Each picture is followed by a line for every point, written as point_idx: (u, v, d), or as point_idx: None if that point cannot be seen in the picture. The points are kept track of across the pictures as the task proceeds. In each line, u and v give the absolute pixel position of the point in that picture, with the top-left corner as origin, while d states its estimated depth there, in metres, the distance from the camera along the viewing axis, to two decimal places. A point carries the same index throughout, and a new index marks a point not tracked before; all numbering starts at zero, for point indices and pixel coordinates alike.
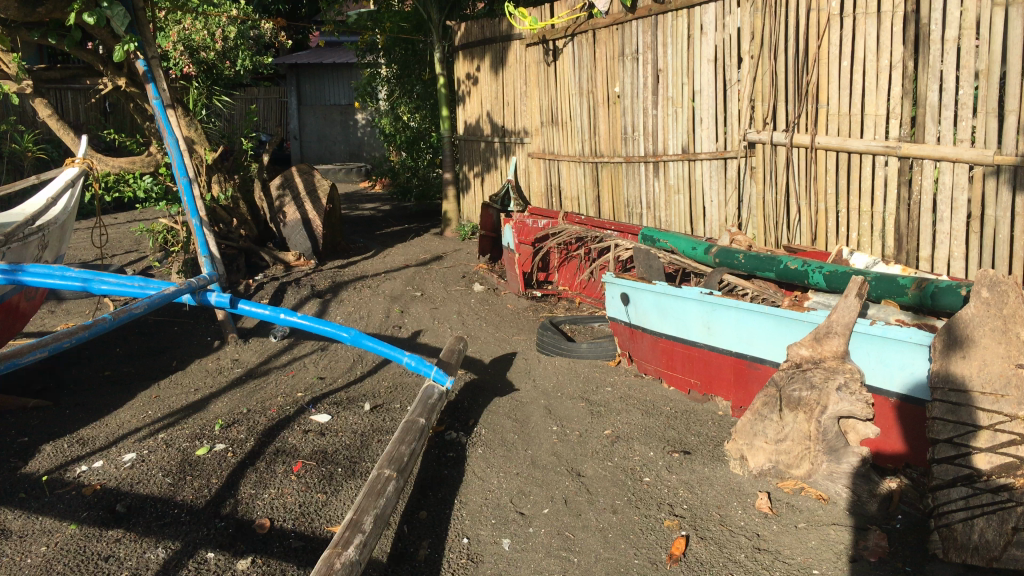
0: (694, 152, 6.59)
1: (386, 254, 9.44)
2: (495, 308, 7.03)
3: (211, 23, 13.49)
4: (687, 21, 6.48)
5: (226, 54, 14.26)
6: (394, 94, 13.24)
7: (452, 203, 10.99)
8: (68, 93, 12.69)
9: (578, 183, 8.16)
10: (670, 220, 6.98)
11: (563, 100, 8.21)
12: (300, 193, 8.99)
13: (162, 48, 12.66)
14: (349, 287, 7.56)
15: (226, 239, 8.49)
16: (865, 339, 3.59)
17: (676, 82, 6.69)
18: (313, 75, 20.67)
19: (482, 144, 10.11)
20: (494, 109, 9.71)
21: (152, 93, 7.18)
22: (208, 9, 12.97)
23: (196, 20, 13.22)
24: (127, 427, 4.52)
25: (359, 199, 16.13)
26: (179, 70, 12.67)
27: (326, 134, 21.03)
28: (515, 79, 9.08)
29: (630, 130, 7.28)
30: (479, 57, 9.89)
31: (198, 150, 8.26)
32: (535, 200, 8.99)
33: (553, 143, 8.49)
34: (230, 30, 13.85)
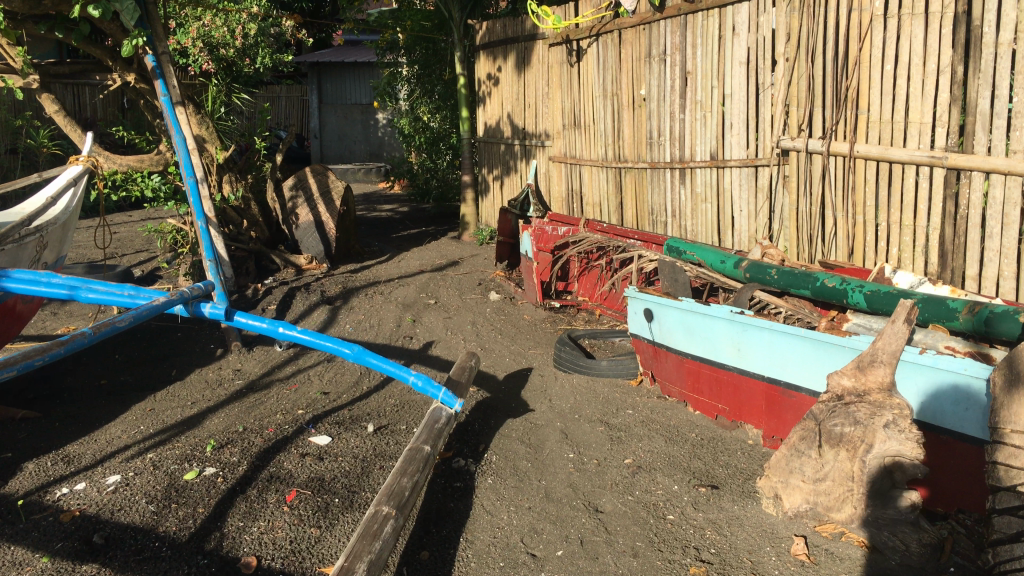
0: (723, 159, 6.26)
1: (401, 259, 9.17)
2: (511, 319, 6.73)
3: (230, 19, 13.25)
4: (718, 21, 6.14)
5: (247, 54, 13.72)
6: (414, 94, 12.97)
7: (471, 207, 10.70)
8: (86, 89, 12.60)
9: (600, 189, 7.84)
10: (696, 230, 6.65)
11: (586, 102, 7.90)
12: (313, 194, 8.74)
13: (180, 44, 12.45)
14: (360, 294, 7.29)
15: (236, 241, 8.25)
16: (915, 369, 3.31)
17: (705, 85, 6.36)
18: (334, 74, 20.46)
19: (502, 147, 9.81)
20: (515, 110, 9.41)
21: (160, 89, 6.94)
22: (227, 5, 12.79)
23: (217, 15, 12.99)
24: (116, 445, 4.26)
25: (377, 200, 15.89)
26: (198, 67, 12.43)
27: (346, 133, 20.83)
28: (537, 80, 8.77)
29: (655, 135, 6.96)
30: (500, 57, 9.59)
31: (208, 148, 8.06)
32: (555, 206, 8.69)
33: (575, 147, 8.18)
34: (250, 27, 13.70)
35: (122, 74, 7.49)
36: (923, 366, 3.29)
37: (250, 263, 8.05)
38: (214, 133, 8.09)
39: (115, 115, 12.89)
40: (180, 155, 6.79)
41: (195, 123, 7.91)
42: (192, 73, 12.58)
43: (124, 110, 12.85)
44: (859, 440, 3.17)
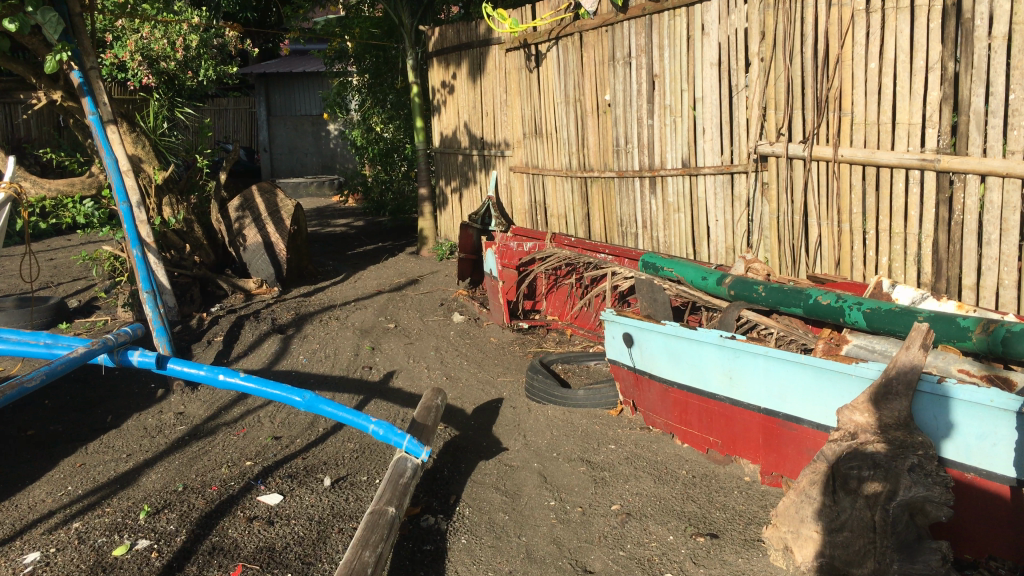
0: (695, 166, 5.92)
1: (357, 278, 8.71)
2: (476, 342, 6.32)
3: (171, 31, 12.65)
4: (686, 20, 5.81)
5: (188, 65, 13.22)
6: (366, 104, 12.50)
7: (429, 220, 10.27)
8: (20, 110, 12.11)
9: (565, 200, 7.47)
10: (669, 241, 6.31)
11: (547, 110, 7.53)
12: (261, 214, 8.24)
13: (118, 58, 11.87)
14: (314, 319, 6.84)
15: (179, 267, 7.72)
16: (934, 401, 2.95)
17: (674, 89, 6.02)
18: (283, 85, 19.88)
19: (459, 157, 9.40)
20: (472, 119, 9.00)
21: (89, 107, 6.51)
22: (168, 16, 12.25)
23: (157, 28, 12.39)
24: (37, 513, 3.78)
25: (331, 214, 15.38)
26: (137, 82, 11.86)
27: (297, 146, 20.25)
28: (494, 87, 8.38)
29: (622, 142, 6.61)
30: (455, 64, 9.19)
31: (145, 168, 7.68)
32: (517, 218, 8.30)
33: (537, 156, 7.79)
34: (191, 38, 13.07)
35: (48, 91, 6.94)
36: (941, 396, 2.93)
37: (195, 290, 7.54)
38: (152, 153, 7.74)
39: (51, 135, 12.28)
40: (112, 178, 6.33)
41: (129, 142, 7.52)
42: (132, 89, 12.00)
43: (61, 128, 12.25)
44: (880, 485, 2.89)
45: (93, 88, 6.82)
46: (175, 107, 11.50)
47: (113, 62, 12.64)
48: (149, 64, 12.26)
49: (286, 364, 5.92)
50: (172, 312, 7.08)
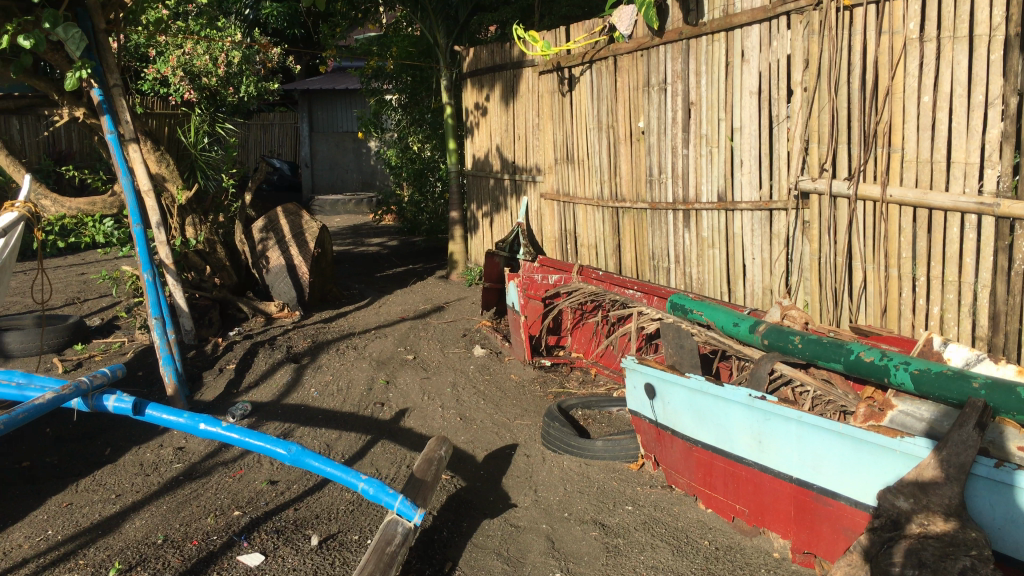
0: (732, 200, 5.57)
1: (382, 304, 8.48)
2: (495, 379, 6.00)
3: (213, 48, 12.39)
4: (725, 45, 5.48)
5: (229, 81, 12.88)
6: (402, 124, 12.33)
7: (459, 244, 10.02)
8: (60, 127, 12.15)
9: (596, 229, 7.15)
10: (703, 278, 5.95)
11: (579, 135, 7.23)
12: (285, 236, 8.06)
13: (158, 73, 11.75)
14: (331, 348, 6.60)
15: (199, 288, 7.55)
16: (990, 487, 2.71)
17: (711, 118, 5.68)
18: (325, 101, 19.84)
19: (491, 181, 9.14)
20: (505, 143, 8.74)
21: (108, 126, 6.39)
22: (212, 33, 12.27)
23: (198, 42, 12.12)
24: (9, 562, 3.55)
25: (366, 232, 15.21)
26: (177, 96, 11.69)
27: (337, 162, 20.18)
28: (527, 110, 8.12)
29: (656, 172, 6.29)
30: (488, 85, 8.96)
31: (168, 187, 7.50)
32: (547, 246, 8.00)
33: (569, 183, 7.50)
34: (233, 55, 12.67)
35: (71, 108, 6.82)
36: (1001, 483, 2.69)
37: (215, 312, 7.36)
38: (177, 172, 7.52)
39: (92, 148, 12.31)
40: (126, 199, 6.17)
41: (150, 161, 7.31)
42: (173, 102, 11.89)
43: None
44: None
45: (116, 106, 6.70)
46: (216, 121, 11.46)
47: (154, 76, 12.58)
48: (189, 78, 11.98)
49: (297, 397, 5.68)
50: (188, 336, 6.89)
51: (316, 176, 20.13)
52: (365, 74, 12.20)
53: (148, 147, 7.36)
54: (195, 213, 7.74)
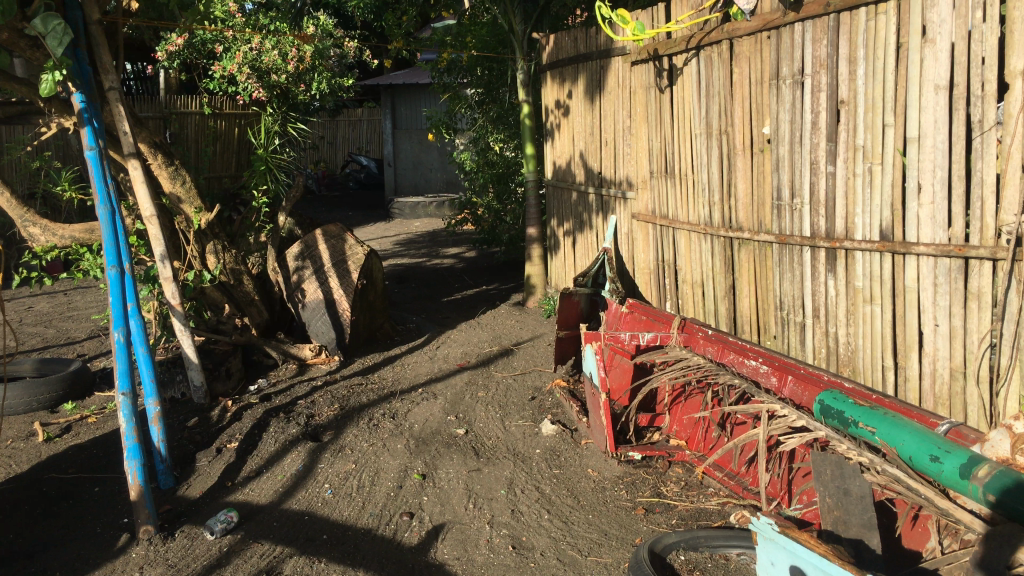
0: (903, 240, 3.92)
1: (440, 344, 7.09)
2: (567, 473, 4.50)
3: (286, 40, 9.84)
4: (895, 19, 3.84)
5: (301, 77, 9.99)
6: (478, 124, 10.89)
7: (538, 266, 8.53)
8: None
9: (703, 264, 5.55)
10: (853, 341, 4.31)
11: (681, 143, 5.65)
12: (323, 265, 6.76)
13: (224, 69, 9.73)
14: (362, 417, 5.24)
15: (216, 331, 6.30)
16: None
17: (873, 123, 4.03)
18: (408, 97, 18.51)
19: (575, 194, 7.61)
20: (589, 148, 7.22)
21: (86, 141, 5.06)
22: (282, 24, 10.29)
23: (268, 36, 9.64)
24: None
25: (445, 241, 13.83)
26: (244, 97, 9.76)
27: (422, 160, 18.78)
28: (617, 109, 6.57)
29: (787, 193, 4.67)
30: (571, 79, 7.44)
31: (182, 210, 6.26)
32: (639, 277, 6.44)
33: (667, 204, 5.92)
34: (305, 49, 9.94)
35: (58, 117, 5.64)
36: None
37: (234, 361, 6.10)
38: (193, 191, 6.27)
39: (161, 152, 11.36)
40: (100, 232, 4.81)
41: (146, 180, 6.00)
42: (243, 101, 10.38)
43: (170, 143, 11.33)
44: None
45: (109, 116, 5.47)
46: (286, 121, 10.26)
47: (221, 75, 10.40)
48: (258, 76, 9.76)
49: (303, 498, 4.31)
50: (200, 395, 5.63)
51: (400, 175, 18.77)
52: (437, 67, 10.80)
53: (159, 162, 6.13)
54: (216, 238, 6.49)
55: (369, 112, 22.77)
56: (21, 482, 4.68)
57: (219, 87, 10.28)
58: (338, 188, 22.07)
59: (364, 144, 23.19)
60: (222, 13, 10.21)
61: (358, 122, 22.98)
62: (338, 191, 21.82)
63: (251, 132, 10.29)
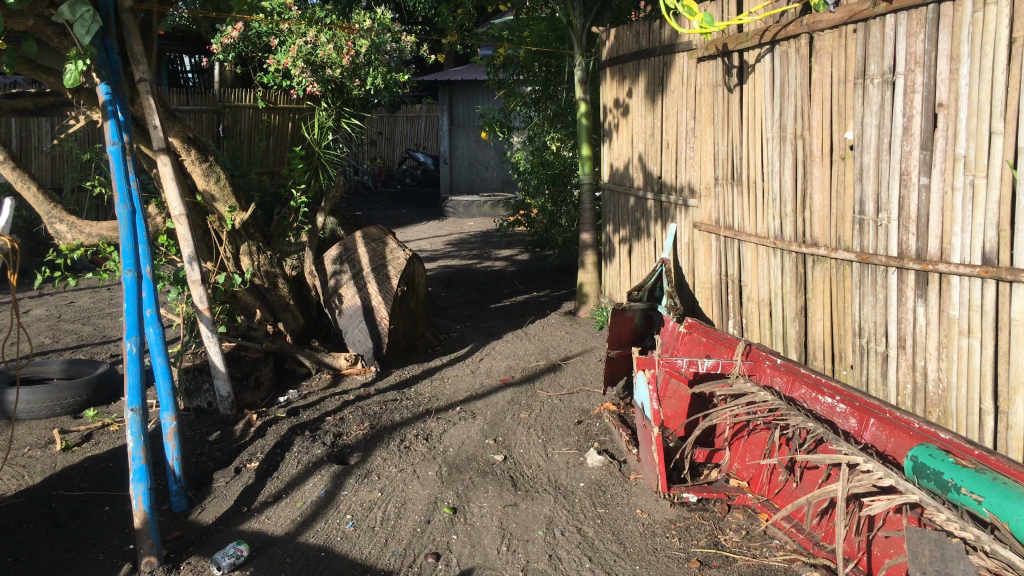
0: (1011, 266, 3.39)
1: (483, 355, 6.68)
2: (612, 513, 4.05)
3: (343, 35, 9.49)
4: (1009, 8, 3.31)
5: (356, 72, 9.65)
6: (534, 123, 10.46)
7: (591, 273, 8.08)
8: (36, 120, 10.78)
9: (771, 281, 5.04)
10: (945, 378, 3.79)
11: (750, 147, 5.14)
12: (362, 269, 6.41)
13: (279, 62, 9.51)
14: (392, 438, 4.85)
15: (247, 337, 5.98)
16: None
17: (978, 129, 3.51)
18: (466, 93, 18.12)
19: (632, 199, 7.14)
20: (649, 150, 6.74)
21: (109, 135, 4.70)
22: (335, 17, 9.99)
23: (324, 29, 9.25)
24: None
25: (498, 243, 13.43)
26: (299, 92, 9.48)
27: (478, 158, 18.41)
28: (679, 109, 6.09)
29: (871, 206, 4.16)
30: (631, 76, 6.97)
31: (216, 208, 5.98)
32: (698, 291, 5.95)
33: (732, 213, 5.42)
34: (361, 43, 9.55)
35: (86, 109, 5.38)
36: None
37: (265, 369, 5.77)
38: (228, 189, 5.99)
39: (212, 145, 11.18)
40: (119, 232, 4.50)
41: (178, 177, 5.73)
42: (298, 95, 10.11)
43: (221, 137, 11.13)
44: None
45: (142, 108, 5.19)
46: (341, 117, 9.99)
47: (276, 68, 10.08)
48: (313, 70, 9.51)
49: (321, 530, 3.94)
50: (226, 405, 5.33)
51: (456, 173, 18.40)
52: (493, 63, 10.41)
53: (193, 158, 5.84)
54: (252, 238, 6.19)
55: (427, 108, 22.50)
56: (28, 497, 4.40)
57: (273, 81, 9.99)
58: (395, 184, 21.83)
59: (422, 140, 22.93)
60: (276, 5, 9.95)
61: (416, 117, 22.72)
62: (395, 187, 21.59)
63: (305, 127, 10.05)
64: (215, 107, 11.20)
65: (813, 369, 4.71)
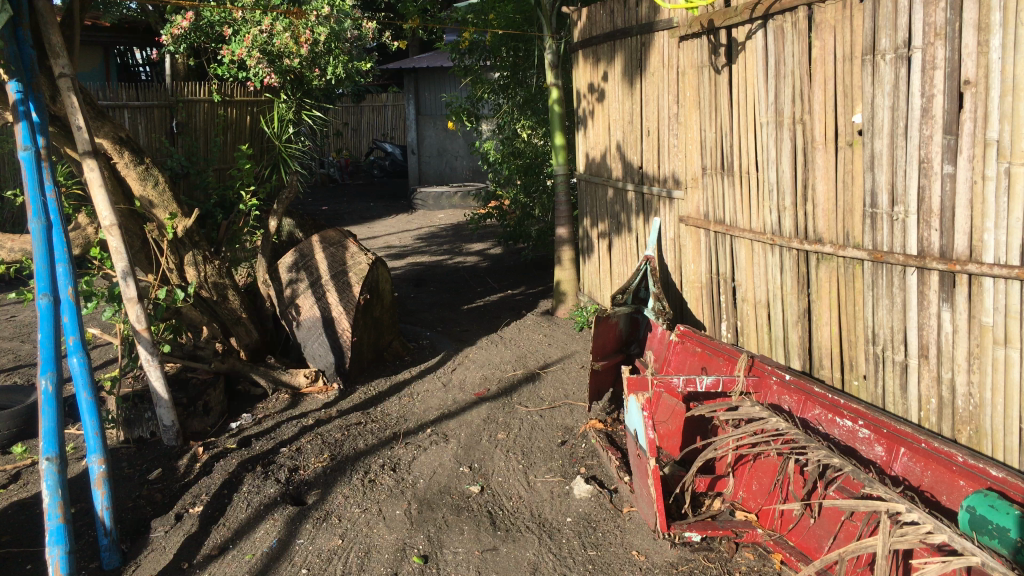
0: None
1: (456, 366, 6.17)
2: (605, 555, 3.56)
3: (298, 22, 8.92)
4: None
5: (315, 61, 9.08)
6: (502, 110, 9.91)
7: (569, 270, 7.58)
8: None
9: (769, 282, 4.57)
10: (978, 392, 3.33)
11: (742, 134, 4.66)
12: (320, 276, 5.87)
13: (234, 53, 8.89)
14: (355, 471, 4.34)
15: (193, 357, 5.43)
16: None
17: (1014, 109, 3.05)
18: (432, 81, 17.50)
19: (610, 191, 6.64)
20: (628, 138, 6.25)
21: (20, 139, 4.09)
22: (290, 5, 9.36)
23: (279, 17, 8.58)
24: None
25: (469, 237, 12.88)
26: (256, 83, 8.82)
27: (447, 148, 17.81)
28: (660, 94, 5.61)
29: (885, 197, 3.68)
30: (606, 59, 6.47)
31: (154, 215, 5.43)
32: (686, 291, 5.48)
33: (722, 206, 4.95)
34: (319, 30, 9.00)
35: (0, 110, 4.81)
36: None
37: (214, 393, 5.24)
38: (168, 193, 5.44)
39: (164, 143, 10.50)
40: (32, 251, 3.96)
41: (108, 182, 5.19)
42: (254, 88, 9.51)
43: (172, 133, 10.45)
44: None
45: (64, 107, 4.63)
46: (301, 108, 9.51)
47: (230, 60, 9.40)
48: (269, 61, 8.85)
49: None
50: (170, 434, 4.87)
51: (424, 164, 17.81)
52: (457, 49, 9.85)
53: (126, 161, 5.28)
54: (196, 247, 5.63)
55: (393, 97, 21.86)
56: None
57: (228, 72, 9.35)
58: (362, 176, 21.19)
59: (389, 130, 22.30)
60: None
61: (382, 107, 22.08)
62: (362, 179, 20.96)
63: (265, 121, 9.71)
64: (167, 102, 10.39)
65: (821, 378, 4.25)
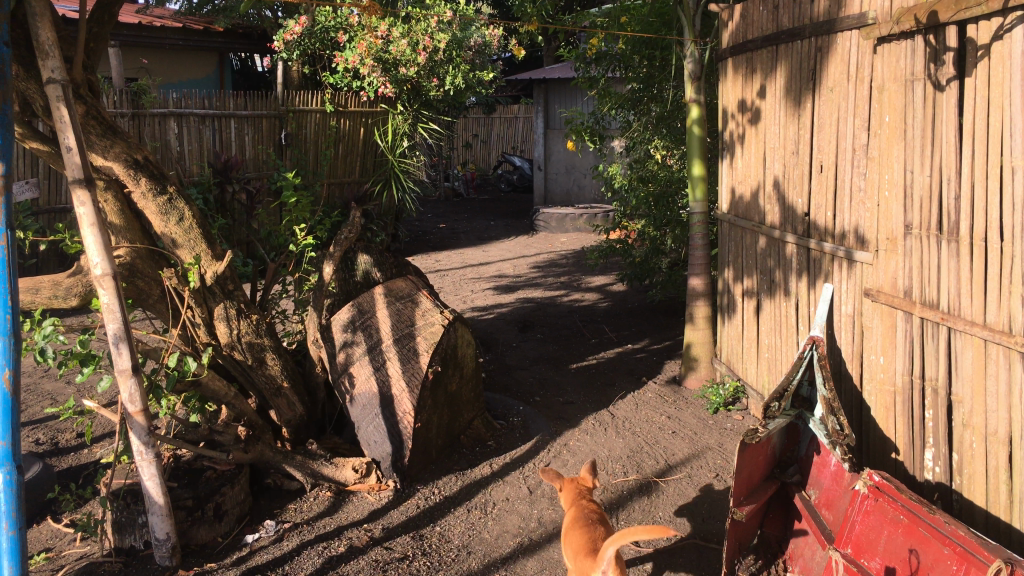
0: None
1: (549, 460, 4.79)
2: None
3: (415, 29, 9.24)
4: None
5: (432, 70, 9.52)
6: (633, 130, 8.46)
7: (702, 331, 6.08)
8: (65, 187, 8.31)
9: (1014, 410, 2.98)
10: None
11: (978, 182, 3.11)
12: (381, 341, 4.62)
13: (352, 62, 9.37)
14: None
15: (212, 441, 4.27)
16: None
17: None
18: (564, 93, 16.12)
19: (764, 240, 5.12)
20: (789, 174, 4.73)
21: None
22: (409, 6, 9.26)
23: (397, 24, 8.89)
24: None
25: (591, 268, 11.47)
26: (370, 91, 9.36)
27: (576, 164, 16.42)
28: (843, 117, 4.08)
29: None
30: (766, 68, 4.97)
31: (177, 257, 4.27)
32: (870, 391, 3.92)
33: (934, 283, 3.39)
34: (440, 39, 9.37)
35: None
36: None
37: (230, 492, 4.02)
38: (195, 230, 4.30)
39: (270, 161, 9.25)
40: None
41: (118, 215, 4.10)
42: (367, 99, 10.01)
43: (281, 146, 9.35)
44: None
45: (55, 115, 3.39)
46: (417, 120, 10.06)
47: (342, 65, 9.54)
48: (386, 70, 9.33)
49: None
50: (163, 552, 3.70)
51: (551, 181, 16.48)
52: (583, 56, 8.47)
53: (144, 190, 4.15)
54: (231, 298, 4.46)
55: (525, 108, 20.73)
56: None
57: (342, 81, 9.76)
58: (487, 190, 20.12)
59: (519, 142, 21.19)
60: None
61: (513, 118, 21.01)
62: (487, 193, 19.88)
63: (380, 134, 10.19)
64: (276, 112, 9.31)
65: None
